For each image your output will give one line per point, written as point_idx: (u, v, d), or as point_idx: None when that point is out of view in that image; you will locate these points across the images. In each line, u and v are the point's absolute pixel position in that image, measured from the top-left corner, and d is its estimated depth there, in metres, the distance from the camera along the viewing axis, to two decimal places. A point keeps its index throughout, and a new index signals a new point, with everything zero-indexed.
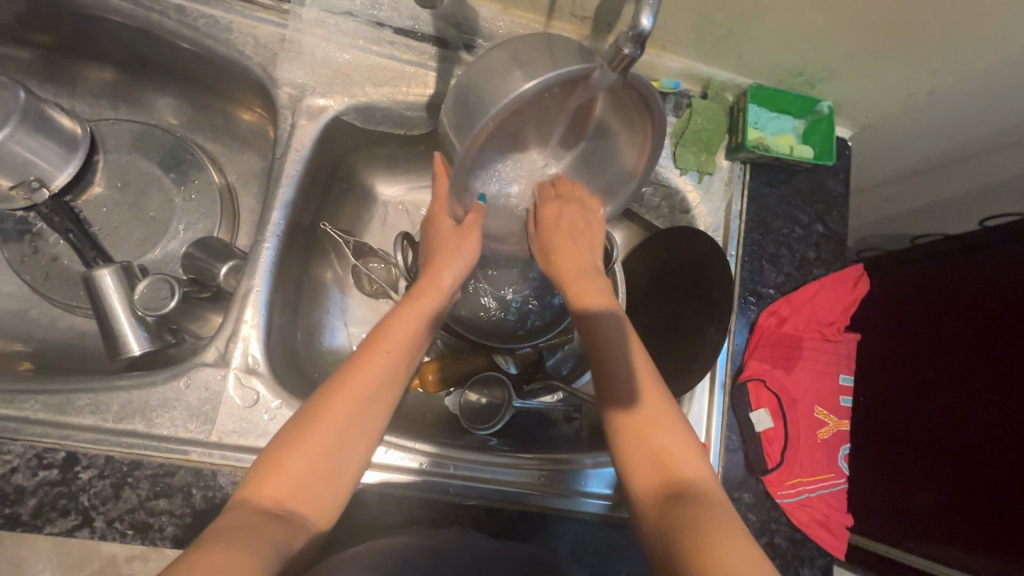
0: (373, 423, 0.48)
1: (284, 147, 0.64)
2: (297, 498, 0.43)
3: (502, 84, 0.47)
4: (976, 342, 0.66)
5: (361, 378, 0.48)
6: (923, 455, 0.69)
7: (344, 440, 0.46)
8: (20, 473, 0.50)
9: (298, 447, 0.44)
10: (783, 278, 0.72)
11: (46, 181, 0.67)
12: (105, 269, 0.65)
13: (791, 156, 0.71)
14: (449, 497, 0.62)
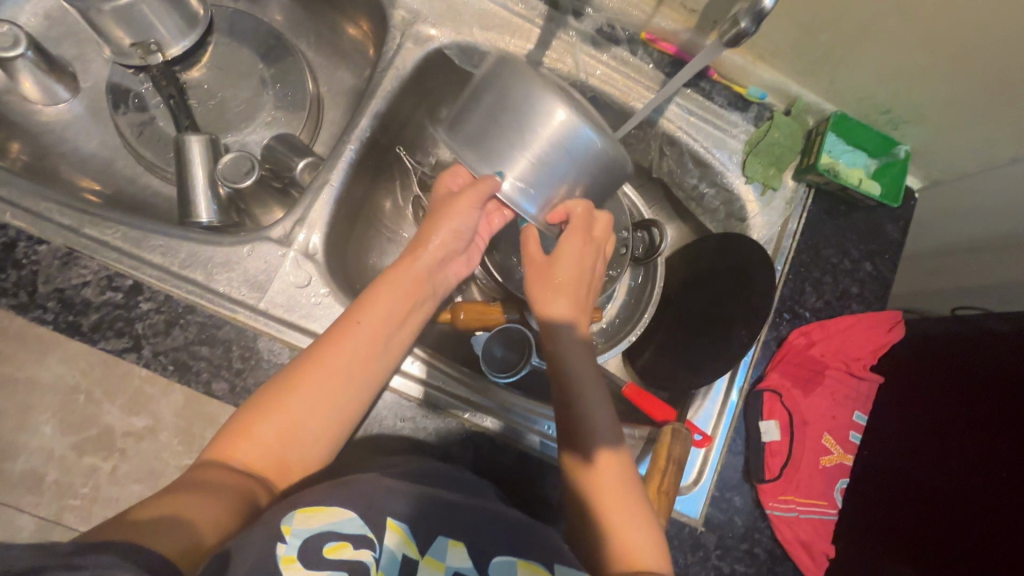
0: (349, 398, 0.54)
1: (386, 63, 0.67)
2: (264, 466, 0.49)
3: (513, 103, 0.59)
4: (986, 408, 0.63)
5: (333, 352, 0.53)
6: (913, 527, 0.65)
7: (313, 415, 0.52)
8: (88, 288, 0.54)
9: (267, 416, 0.51)
10: (821, 304, 0.74)
11: (164, 47, 0.73)
12: (195, 137, 0.70)
13: (859, 189, 0.72)
14: (463, 421, 0.65)
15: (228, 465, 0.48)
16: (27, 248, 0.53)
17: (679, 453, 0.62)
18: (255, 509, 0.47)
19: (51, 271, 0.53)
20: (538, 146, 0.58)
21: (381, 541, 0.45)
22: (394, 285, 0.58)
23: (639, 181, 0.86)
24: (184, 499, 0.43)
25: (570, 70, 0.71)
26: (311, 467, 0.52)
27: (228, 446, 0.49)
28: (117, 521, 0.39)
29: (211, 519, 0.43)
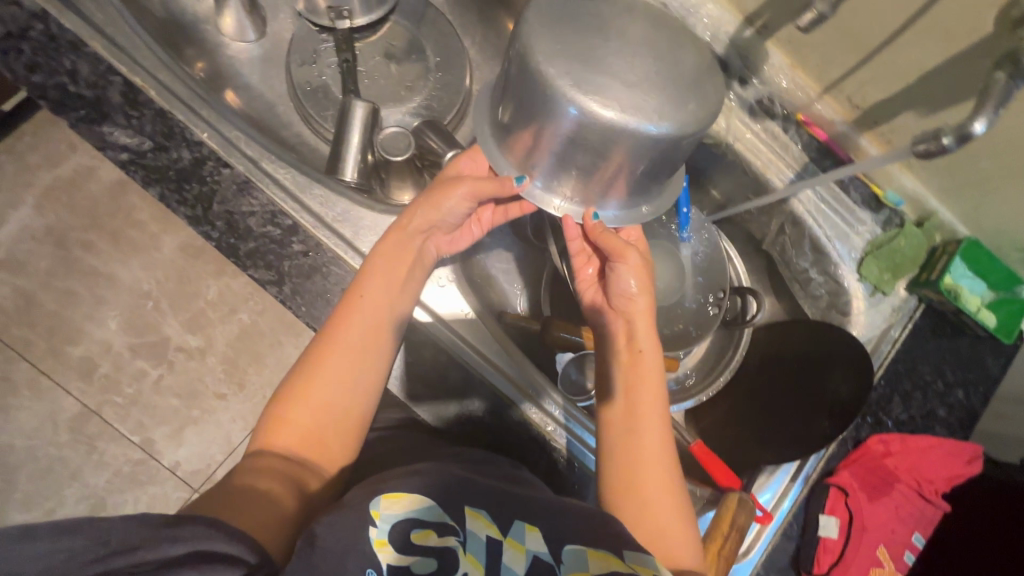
0: (368, 367, 0.55)
1: None
2: (306, 450, 0.51)
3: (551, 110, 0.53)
4: None
5: (351, 322, 0.55)
6: None
7: (336, 386, 0.53)
8: (253, 218, 0.58)
9: (294, 401, 0.52)
10: (906, 417, 0.73)
11: (353, 15, 0.79)
12: (360, 104, 0.74)
13: (975, 316, 0.72)
14: (544, 432, 0.64)
15: (274, 452, 0.50)
16: (213, 168, 0.57)
17: (742, 522, 0.63)
18: (310, 495, 0.50)
19: (228, 194, 0.57)
20: (590, 157, 0.54)
21: (466, 525, 0.48)
22: (392, 263, 0.59)
23: (745, 249, 0.88)
24: (249, 487, 0.47)
25: (720, 131, 0.74)
26: (352, 448, 0.54)
27: (271, 437, 0.51)
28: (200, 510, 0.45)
29: (275, 498, 0.47)
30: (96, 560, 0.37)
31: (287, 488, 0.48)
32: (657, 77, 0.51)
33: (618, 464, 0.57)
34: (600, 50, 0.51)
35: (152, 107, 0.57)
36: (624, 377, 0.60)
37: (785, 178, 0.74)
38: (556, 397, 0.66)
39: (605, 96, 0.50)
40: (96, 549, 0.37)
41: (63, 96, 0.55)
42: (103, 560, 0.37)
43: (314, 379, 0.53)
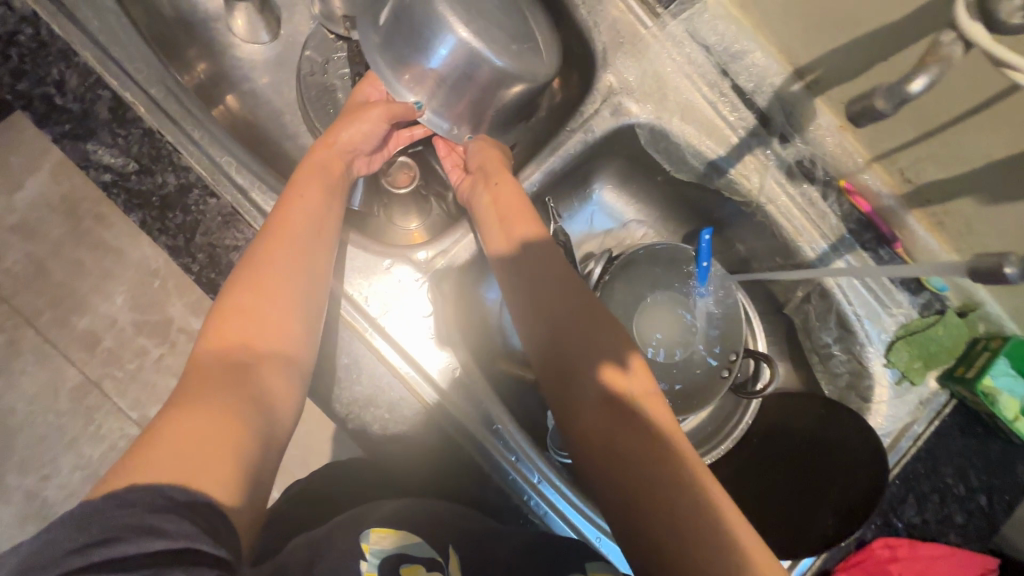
0: (315, 259, 0.54)
1: (578, 124, 0.65)
2: (260, 339, 0.48)
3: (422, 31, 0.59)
4: None
5: (295, 217, 0.54)
6: None
7: (280, 286, 0.51)
8: (236, 253, 0.54)
9: (237, 304, 0.49)
10: (918, 521, 0.67)
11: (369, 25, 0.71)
12: None
13: (1012, 425, 0.65)
14: (522, 502, 0.60)
15: (219, 352, 0.46)
16: (198, 197, 0.54)
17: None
18: (270, 396, 0.47)
19: (212, 226, 0.54)
20: (454, 78, 0.61)
21: (446, 566, 0.48)
22: (328, 174, 0.59)
23: (765, 309, 0.82)
24: (195, 406, 0.42)
25: (752, 189, 0.68)
26: (306, 330, 0.51)
27: (217, 335, 0.48)
28: (132, 467, 0.37)
29: (227, 420, 0.42)
30: (73, 552, 0.32)
31: (242, 393, 0.45)
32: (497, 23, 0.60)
33: (554, 372, 0.55)
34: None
35: (140, 125, 0.53)
36: (534, 279, 0.59)
37: (817, 248, 0.68)
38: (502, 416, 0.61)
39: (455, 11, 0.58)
40: (77, 538, 0.33)
41: (48, 108, 0.52)
42: (81, 552, 0.32)
43: (257, 271, 0.51)
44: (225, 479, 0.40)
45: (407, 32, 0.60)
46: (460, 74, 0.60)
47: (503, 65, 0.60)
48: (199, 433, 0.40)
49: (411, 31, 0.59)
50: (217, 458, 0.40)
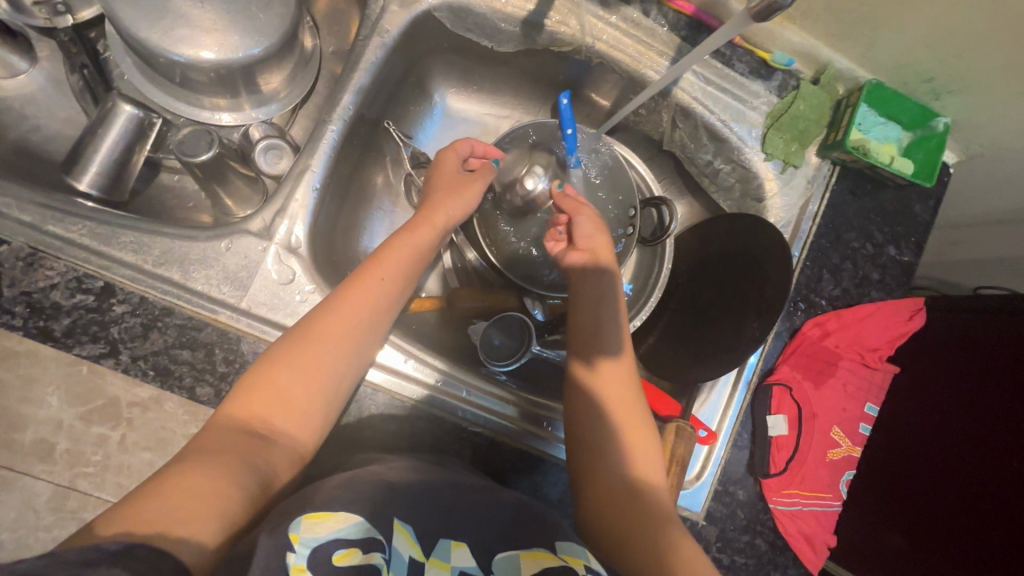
0: (366, 338, 0.55)
1: (369, 31, 0.60)
2: (282, 417, 0.49)
3: (165, 59, 0.60)
4: (996, 398, 0.62)
5: (360, 289, 0.55)
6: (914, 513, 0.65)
7: (330, 353, 0.52)
8: (57, 291, 0.51)
9: (287, 365, 0.51)
10: (838, 292, 0.69)
11: (74, 8, 0.65)
12: (121, 113, 0.62)
13: (890, 168, 0.66)
14: (456, 420, 0.61)
15: (244, 426, 0.47)
16: None
17: (682, 451, 0.62)
18: (274, 473, 0.47)
19: (15, 273, 0.50)
20: (228, 77, 0.64)
21: (391, 541, 0.44)
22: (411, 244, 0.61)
23: (649, 154, 0.80)
24: (197, 467, 0.42)
25: (575, 34, 0.64)
26: (324, 422, 0.52)
27: (246, 401, 0.49)
28: (126, 507, 0.38)
29: (230, 493, 0.41)
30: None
31: (252, 467, 0.44)
32: (229, 14, 0.59)
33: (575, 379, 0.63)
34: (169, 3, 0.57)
35: None
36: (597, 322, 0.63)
37: (662, 70, 0.65)
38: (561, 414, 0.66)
39: (186, 44, 0.59)
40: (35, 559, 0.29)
41: None
42: None
43: (302, 345, 0.52)
44: (212, 543, 0.38)
45: (155, 63, 0.61)
46: (228, 76, 0.63)
47: (262, 52, 0.62)
48: (198, 494, 0.40)
49: (155, 59, 0.60)
50: (199, 522, 0.38)
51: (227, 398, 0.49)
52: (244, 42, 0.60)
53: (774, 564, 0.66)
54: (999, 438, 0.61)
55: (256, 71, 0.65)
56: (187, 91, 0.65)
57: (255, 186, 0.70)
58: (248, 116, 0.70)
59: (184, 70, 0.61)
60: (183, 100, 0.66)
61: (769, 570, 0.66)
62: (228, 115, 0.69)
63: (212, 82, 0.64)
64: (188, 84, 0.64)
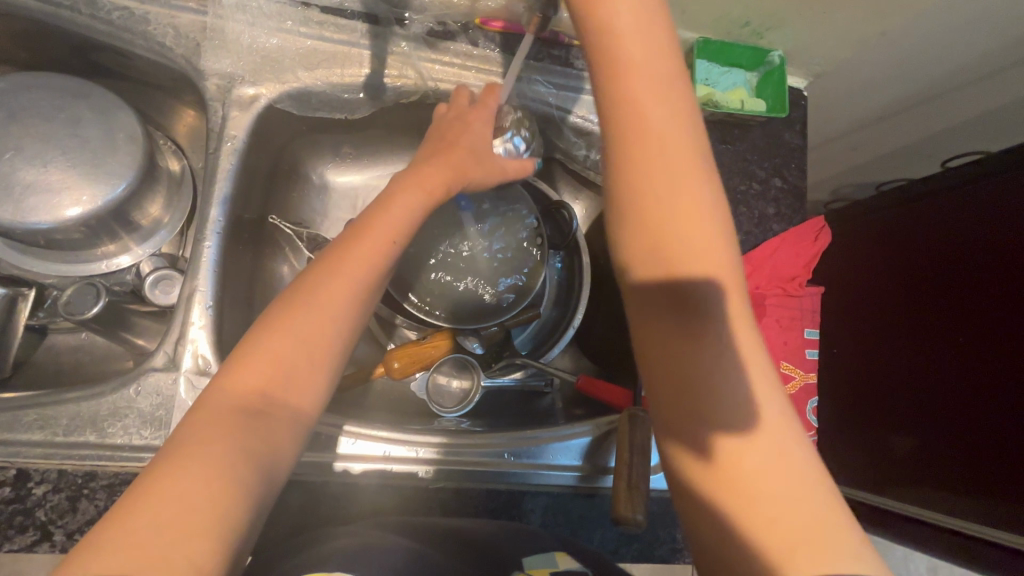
0: (365, 299, 0.51)
1: (217, 141, 0.61)
2: (280, 385, 0.46)
3: (32, 229, 0.59)
4: (964, 280, 0.69)
5: (354, 252, 0.50)
6: (915, 411, 0.73)
7: (330, 317, 0.49)
8: None
9: (280, 331, 0.47)
10: (742, 237, 0.71)
11: None
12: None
13: (743, 111, 0.70)
14: (417, 482, 0.60)
15: (240, 399, 0.45)
16: None
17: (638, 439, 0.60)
18: (277, 452, 0.45)
19: None
20: (102, 223, 0.63)
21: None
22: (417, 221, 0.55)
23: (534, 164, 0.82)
24: (195, 462, 0.40)
25: (415, 81, 0.66)
26: (324, 385, 0.49)
27: (241, 373, 0.46)
28: (118, 522, 0.37)
29: (225, 495, 0.40)
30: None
31: (247, 454, 0.42)
32: (77, 168, 0.59)
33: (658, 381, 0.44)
34: (19, 178, 0.58)
35: None
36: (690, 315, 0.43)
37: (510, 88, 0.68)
38: (536, 436, 0.64)
39: (45, 210, 0.58)
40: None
41: None
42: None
43: (291, 313, 0.48)
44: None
45: (25, 235, 0.60)
46: (101, 223, 0.63)
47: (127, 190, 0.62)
48: (185, 504, 0.38)
49: (22, 233, 0.59)
50: (190, 543, 0.37)
51: (217, 377, 0.46)
52: (103, 187, 0.60)
53: None
54: (981, 316, 0.66)
55: (126, 209, 0.65)
56: (66, 249, 0.65)
57: (161, 320, 0.70)
58: (137, 253, 0.70)
59: (54, 232, 0.60)
60: (67, 259, 0.66)
61: None
62: (122, 258, 0.69)
63: (88, 233, 0.64)
64: (67, 241, 0.63)
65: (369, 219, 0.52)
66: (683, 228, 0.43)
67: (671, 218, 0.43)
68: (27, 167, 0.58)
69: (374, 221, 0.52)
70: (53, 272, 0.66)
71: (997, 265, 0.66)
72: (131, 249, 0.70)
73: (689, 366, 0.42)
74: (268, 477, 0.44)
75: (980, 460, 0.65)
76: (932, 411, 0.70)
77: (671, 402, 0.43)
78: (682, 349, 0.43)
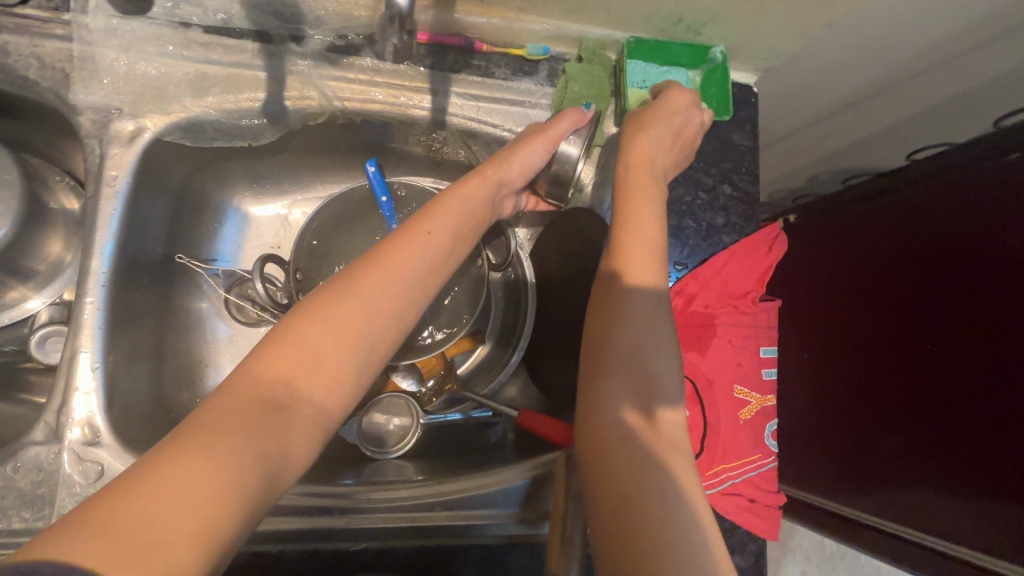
0: (416, 309, 0.48)
1: (96, 183, 0.55)
2: (309, 378, 0.41)
3: None
4: (949, 275, 0.66)
5: (406, 249, 0.48)
6: (898, 409, 0.71)
7: (382, 317, 0.45)
8: None
9: (332, 307, 0.43)
10: (689, 252, 0.66)
11: None
12: None
13: None
14: (333, 544, 0.55)
15: (265, 389, 0.39)
16: None
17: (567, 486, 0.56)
18: (293, 454, 0.39)
19: None
20: None
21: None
22: (468, 218, 0.54)
23: None
24: (203, 438, 0.35)
25: (319, 103, 0.60)
26: (357, 390, 0.44)
27: (267, 360, 0.41)
28: (109, 503, 0.31)
29: (235, 499, 0.34)
30: None
31: (264, 447, 0.37)
32: None
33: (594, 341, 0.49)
34: None
35: None
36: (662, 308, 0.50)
37: (425, 104, 0.62)
38: (468, 484, 0.59)
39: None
40: None
41: None
42: None
43: (331, 300, 0.43)
44: None
45: None
46: None
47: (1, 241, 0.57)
48: (197, 489, 0.33)
49: None
50: (174, 554, 0.30)
51: (246, 357, 0.41)
52: None
53: (728, 547, 0.62)
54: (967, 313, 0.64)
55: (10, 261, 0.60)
56: None
57: None
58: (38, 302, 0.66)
59: None
60: None
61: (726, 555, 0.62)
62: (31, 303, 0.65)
63: None
64: None
65: (419, 220, 0.50)
66: (646, 246, 0.52)
67: (647, 228, 0.53)
68: None
69: (425, 220, 0.51)
70: None
71: (980, 257, 0.63)
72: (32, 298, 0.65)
73: (618, 337, 0.48)
74: (277, 480, 0.37)
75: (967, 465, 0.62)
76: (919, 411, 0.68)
77: (596, 363, 0.48)
78: (609, 312, 0.49)
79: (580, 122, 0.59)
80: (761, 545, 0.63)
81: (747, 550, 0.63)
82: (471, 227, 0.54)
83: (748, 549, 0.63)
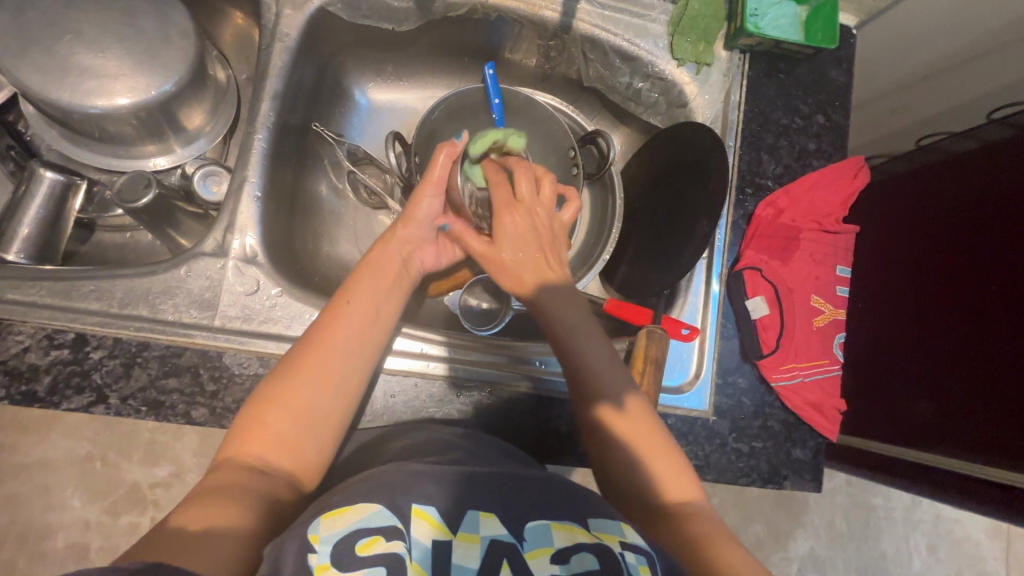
0: (353, 364, 0.49)
1: (271, 38, 0.62)
2: (279, 451, 0.44)
3: (87, 116, 0.61)
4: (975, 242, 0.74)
5: (334, 321, 0.50)
6: (927, 374, 0.76)
7: (338, 366, 0.48)
8: (32, 353, 0.52)
9: (273, 399, 0.46)
10: (782, 170, 0.71)
11: None
12: (48, 175, 0.64)
13: (790, 40, 0.69)
14: (451, 379, 0.62)
15: (240, 465, 0.43)
16: None
17: (655, 354, 0.63)
18: (282, 498, 0.43)
19: None
20: (153, 118, 0.65)
21: (409, 530, 0.40)
22: (393, 275, 0.56)
23: (573, 94, 0.81)
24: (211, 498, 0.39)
25: None
26: (324, 451, 0.47)
27: (240, 442, 0.44)
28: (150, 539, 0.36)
29: (239, 529, 0.38)
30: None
31: (253, 496, 0.41)
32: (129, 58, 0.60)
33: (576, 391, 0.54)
34: (76, 58, 0.59)
35: None
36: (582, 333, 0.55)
37: (556, 7, 0.69)
38: None
39: (99, 95, 0.60)
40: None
41: None
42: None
43: (286, 378, 0.47)
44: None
45: (81, 122, 0.62)
46: (153, 117, 0.65)
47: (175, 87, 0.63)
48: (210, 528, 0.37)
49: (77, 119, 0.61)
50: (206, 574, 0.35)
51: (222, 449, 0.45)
52: (153, 82, 0.61)
53: (792, 440, 0.68)
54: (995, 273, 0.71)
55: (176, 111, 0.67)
56: (118, 145, 0.68)
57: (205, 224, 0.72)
58: (180, 155, 0.72)
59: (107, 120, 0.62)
60: (124, 155, 0.69)
61: (789, 447, 0.68)
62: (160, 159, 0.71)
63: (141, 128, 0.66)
64: (120, 135, 0.65)
65: (340, 305, 0.52)
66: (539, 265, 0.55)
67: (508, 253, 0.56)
68: (84, 50, 0.59)
69: (343, 294, 0.53)
70: (111, 165, 0.69)
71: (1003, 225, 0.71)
72: (178, 150, 0.71)
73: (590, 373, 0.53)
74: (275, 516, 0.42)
75: (999, 412, 0.69)
76: (952, 373, 0.74)
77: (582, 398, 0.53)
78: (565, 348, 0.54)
79: (455, 153, 0.58)
80: (821, 443, 0.69)
81: (807, 446, 0.68)
82: (403, 284, 0.56)
83: (808, 444, 0.68)
